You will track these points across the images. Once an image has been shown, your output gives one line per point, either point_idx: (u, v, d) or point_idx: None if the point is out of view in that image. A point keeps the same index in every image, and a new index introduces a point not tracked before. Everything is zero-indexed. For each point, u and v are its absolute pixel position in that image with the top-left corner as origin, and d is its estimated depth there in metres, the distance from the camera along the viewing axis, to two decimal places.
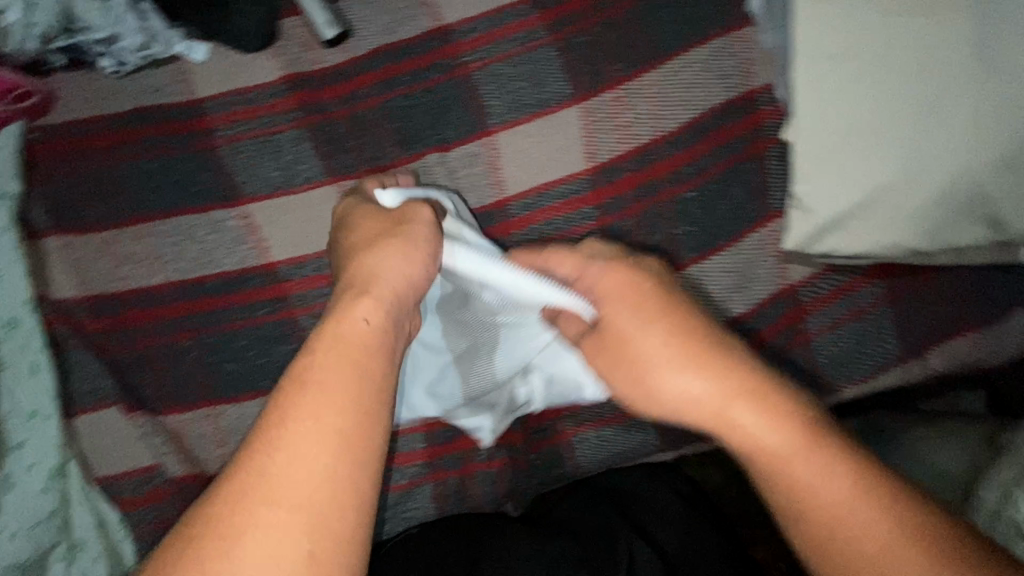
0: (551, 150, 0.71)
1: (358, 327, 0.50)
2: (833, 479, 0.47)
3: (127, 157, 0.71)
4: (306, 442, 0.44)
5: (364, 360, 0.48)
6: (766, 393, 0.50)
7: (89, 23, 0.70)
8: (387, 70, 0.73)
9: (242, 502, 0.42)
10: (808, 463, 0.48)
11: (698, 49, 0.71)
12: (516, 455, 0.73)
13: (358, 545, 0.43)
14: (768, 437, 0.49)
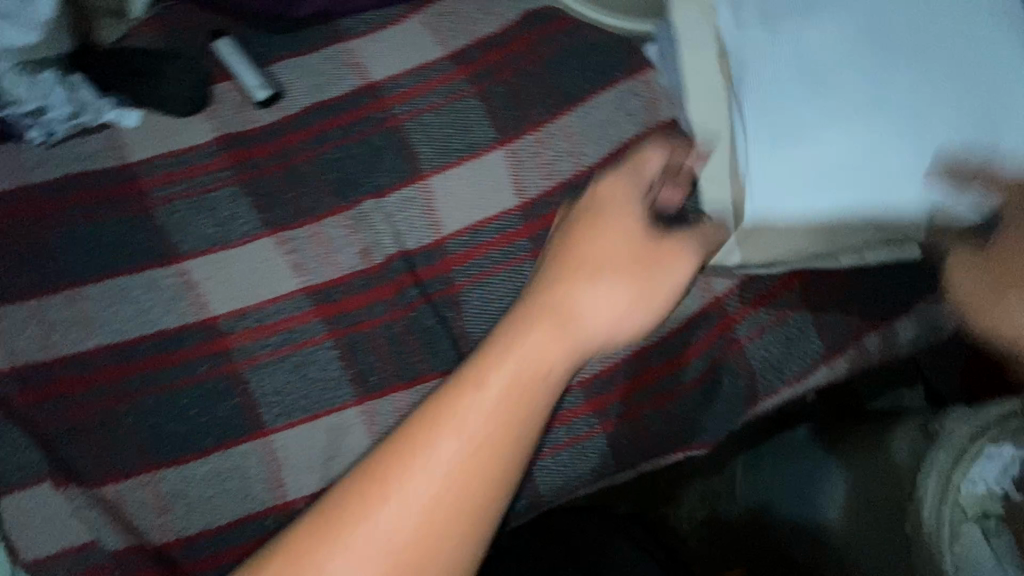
0: (483, 190, 0.76)
1: (519, 356, 0.54)
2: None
3: (59, 224, 0.71)
4: (480, 427, 0.51)
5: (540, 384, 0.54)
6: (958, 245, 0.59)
7: (20, 96, 0.73)
8: (320, 126, 0.77)
9: (394, 473, 0.50)
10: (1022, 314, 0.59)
11: (606, 91, 0.78)
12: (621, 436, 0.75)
13: (457, 550, 0.50)
14: None
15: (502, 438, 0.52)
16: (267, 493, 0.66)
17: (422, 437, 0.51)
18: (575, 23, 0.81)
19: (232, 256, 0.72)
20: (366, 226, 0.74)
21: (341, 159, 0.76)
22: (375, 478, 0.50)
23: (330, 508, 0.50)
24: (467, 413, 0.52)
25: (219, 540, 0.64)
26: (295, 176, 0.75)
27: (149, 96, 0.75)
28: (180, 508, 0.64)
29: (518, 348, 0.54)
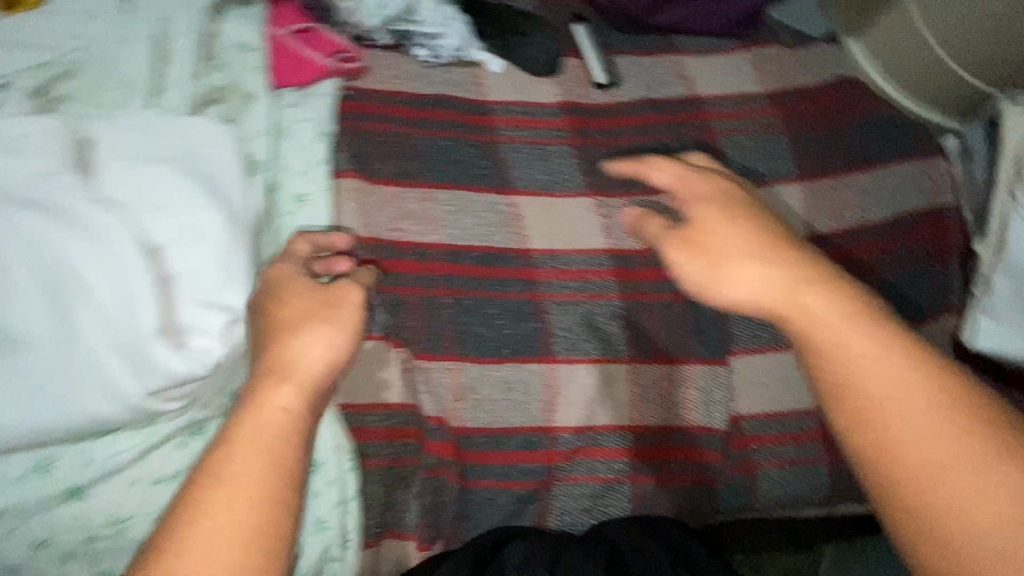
0: (779, 213, 0.83)
1: (314, 350, 0.51)
2: (936, 414, 0.47)
3: (424, 130, 0.80)
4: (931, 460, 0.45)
5: (332, 368, 0.51)
6: (851, 313, 0.52)
7: (424, 20, 0.82)
8: (645, 118, 0.87)
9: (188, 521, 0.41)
10: (920, 404, 0.47)
11: (898, 164, 0.87)
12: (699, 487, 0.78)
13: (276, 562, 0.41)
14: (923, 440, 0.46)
15: (280, 429, 0.46)
16: (541, 412, 0.74)
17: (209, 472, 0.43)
18: (881, 99, 0.90)
19: (554, 203, 0.80)
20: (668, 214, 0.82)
21: (660, 152, 0.85)
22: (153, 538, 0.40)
23: (204, 477, 0.43)
24: (269, 412, 0.47)
25: (500, 441, 0.72)
26: (616, 154, 0.84)
27: (517, 51, 0.85)
28: (470, 401, 0.72)
29: (294, 352, 0.51)
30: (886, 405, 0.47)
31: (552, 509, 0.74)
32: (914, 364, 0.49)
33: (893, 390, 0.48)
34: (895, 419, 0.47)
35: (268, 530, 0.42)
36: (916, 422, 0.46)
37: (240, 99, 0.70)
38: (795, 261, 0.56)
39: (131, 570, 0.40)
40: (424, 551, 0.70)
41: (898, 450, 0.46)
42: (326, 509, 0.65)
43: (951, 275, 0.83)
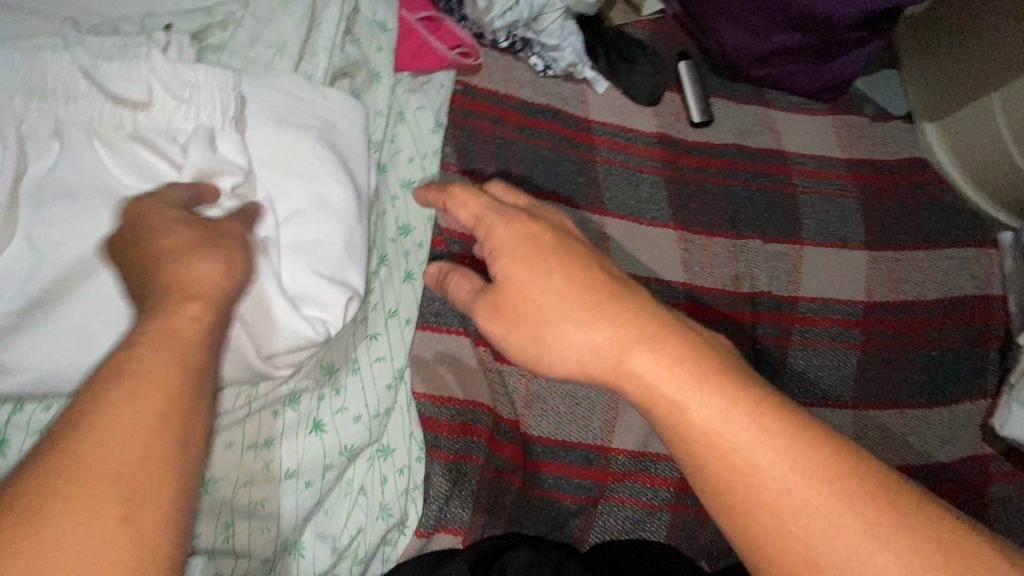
0: (843, 276, 0.87)
1: (185, 316, 0.36)
2: (865, 560, 0.34)
3: (528, 137, 0.81)
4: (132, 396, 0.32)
5: (217, 297, 0.39)
6: (740, 409, 0.37)
7: (546, 29, 0.82)
8: (733, 163, 0.90)
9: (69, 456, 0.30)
10: (783, 476, 0.35)
11: (958, 249, 0.91)
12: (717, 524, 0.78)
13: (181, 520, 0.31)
14: (785, 494, 0.35)
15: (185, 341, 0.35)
16: (600, 430, 0.74)
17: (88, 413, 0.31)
18: (948, 184, 0.95)
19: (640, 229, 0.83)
20: (744, 257, 0.85)
21: (743, 199, 0.88)
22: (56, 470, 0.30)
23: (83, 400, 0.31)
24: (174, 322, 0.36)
25: (560, 452, 0.73)
26: (702, 193, 0.87)
27: (623, 77, 0.87)
28: (538, 409, 0.73)
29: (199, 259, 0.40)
30: (841, 563, 0.34)
31: (595, 527, 0.73)
32: (839, 504, 0.35)
33: (831, 538, 0.34)
34: (843, 571, 0.34)
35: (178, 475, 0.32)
36: (774, 477, 0.35)
37: (366, 76, 0.70)
38: (636, 317, 0.40)
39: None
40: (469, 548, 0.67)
41: (751, 489, 0.35)
42: (391, 495, 0.64)
43: (987, 361, 0.88)
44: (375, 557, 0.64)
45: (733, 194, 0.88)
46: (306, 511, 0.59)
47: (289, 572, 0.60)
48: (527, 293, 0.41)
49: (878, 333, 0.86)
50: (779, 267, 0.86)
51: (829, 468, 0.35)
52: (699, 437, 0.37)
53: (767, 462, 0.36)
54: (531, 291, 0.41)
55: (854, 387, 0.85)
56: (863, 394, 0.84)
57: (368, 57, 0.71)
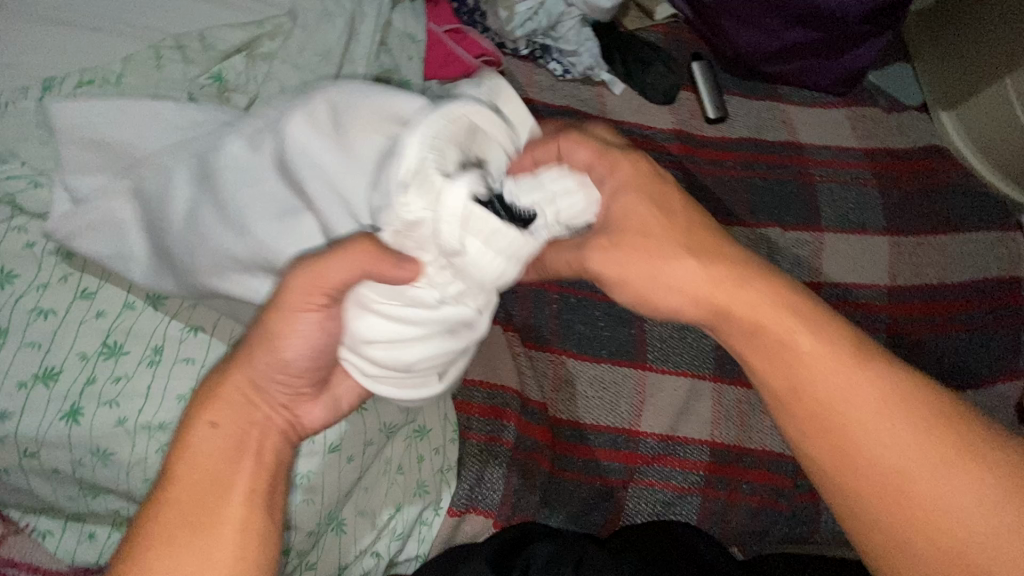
0: (865, 261, 0.88)
1: (204, 434, 0.43)
2: (958, 484, 0.41)
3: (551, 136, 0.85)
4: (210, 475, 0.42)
5: (258, 396, 0.45)
6: (844, 364, 0.44)
7: (563, 37, 0.87)
8: (750, 155, 0.92)
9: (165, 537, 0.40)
10: (885, 428, 0.43)
11: (979, 232, 0.92)
12: (749, 508, 0.78)
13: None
14: (886, 446, 0.42)
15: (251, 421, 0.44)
16: (629, 415, 0.76)
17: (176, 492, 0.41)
18: (967, 170, 0.96)
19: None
20: (764, 245, 0.87)
21: (762, 188, 0.90)
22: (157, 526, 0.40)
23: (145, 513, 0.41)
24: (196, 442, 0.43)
25: (594, 436, 0.74)
26: (720, 184, 0.90)
27: (638, 79, 0.92)
28: (566, 393, 0.75)
29: (278, 345, 0.44)
30: (930, 478, 0.41)
31: (625, 510, 0.75)
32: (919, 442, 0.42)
33: (931, 461, 0.41)
34: (940, 487, 0.41)
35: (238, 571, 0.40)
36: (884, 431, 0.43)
37: (398, 83, 0.75)
38: (729, 265, 0.47)
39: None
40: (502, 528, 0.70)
41: (834, 424, 0.44)
42: (426, 474, 0.66)
43: (1016, 343, 0.88)
44: (411, 534, 0.66)
45: (752, 185, 0.90)
46: (349, 483, 0.62)
47: (333, 547, 0.62)
48: (646, 231, 0.48)
49: (903, 317, 0.87)
50: (801, 254, 0.87)
51: (916, 404, 0.43)
52: (793, 374, 0.45)
53: (848, 387, 0.44)
54: (646, 231, 0.49)
55: None
56: None
57: (400, 65, 0.76)
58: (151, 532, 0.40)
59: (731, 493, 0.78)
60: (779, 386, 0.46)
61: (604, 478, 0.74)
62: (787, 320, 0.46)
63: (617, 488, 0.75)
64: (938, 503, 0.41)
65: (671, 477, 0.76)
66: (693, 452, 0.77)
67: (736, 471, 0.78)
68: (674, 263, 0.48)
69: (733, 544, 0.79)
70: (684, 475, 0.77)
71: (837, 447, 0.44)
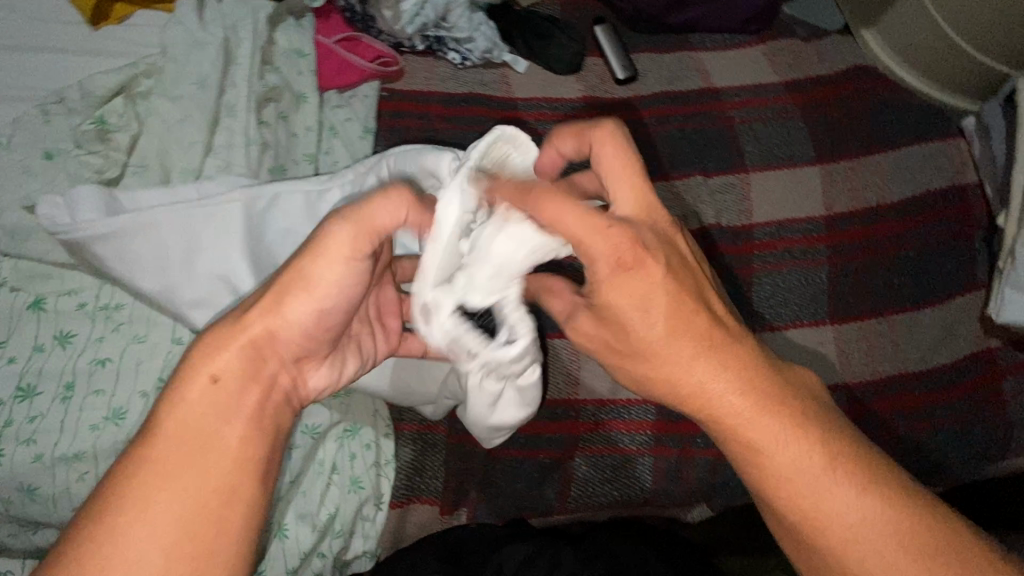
0: (797, 195, 0.86)
1: (195, 398, 0.47)
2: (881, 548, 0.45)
3: (458, 124, 0.86)
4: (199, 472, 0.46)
5: (266, 364, 0.50)
6: (815, 469, 0.47)
7: (456, 25, 0.89)
8: (665, 108, 0.91)
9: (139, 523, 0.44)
10: (857, 523, 0.46)
11: (916, 145, 0.88)
12: (705, 462, 0.78)
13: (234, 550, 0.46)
14: (871, 548, 0.45)
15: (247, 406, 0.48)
16: (566, 385, 0.76)
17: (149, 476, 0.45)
18: (897, 84, 0.92)
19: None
20: (689, 196, 0.85)
21: (681, 139, 0.89)
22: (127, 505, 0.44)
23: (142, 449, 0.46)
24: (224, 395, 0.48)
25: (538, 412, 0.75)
26: (638, 141, 0.89)
27: (541, 53, 0.92)
28: None
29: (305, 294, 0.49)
30: (854, 538, 0.46)
31: (575, 480, 0.74)
32: (894, 543, 0.45)
33: (858, 525, 0.46)
34: (855, 535, 0.46)
35: (229, 526, 0.45)
36: (861, 531, 0.46)
37: (291, 99, 0.78)
38: (709, 367, 0.48)
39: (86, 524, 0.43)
40: (447, 513, 0.70)
41: (818, 527, 0.47)
42: (360, 469, 0.67)
43: (972, 252, 0.84)
44: (355, 529, 0.68)
45: (669, 136, 0.89)
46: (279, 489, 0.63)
47: (275, 553, 0.63)
48: (644, 304, 0.47)
49: (845, 246, 0.84)
50: (730, 200, 0.85)
51: (867, 477, 0.47)
52: (770, 479, 0.48)
53: (824, 490, 0.46)
54: (623, 312, 0.48)
55: (830, 302, 0.82)
56: (840, 308, 0.82)
57: (291, 82, 0.78)
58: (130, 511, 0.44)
59: (683, 449, 0.77)
60: (737, 458, 0.49)
61: (549, 450, 0.74)
62: (761, 429, 0.48)
63: (565, 460, 0.74)
64: (848, 548, 0.46)
65: (618, 440, 0.76)
66: (636, 412, 0.77)
67: (686, 426, 0.78)
68: (655, 312, 0.48)
69: (694, 500, 0.79)
70: (631, 436, 0.76)
71: (826, 552, 0.47)
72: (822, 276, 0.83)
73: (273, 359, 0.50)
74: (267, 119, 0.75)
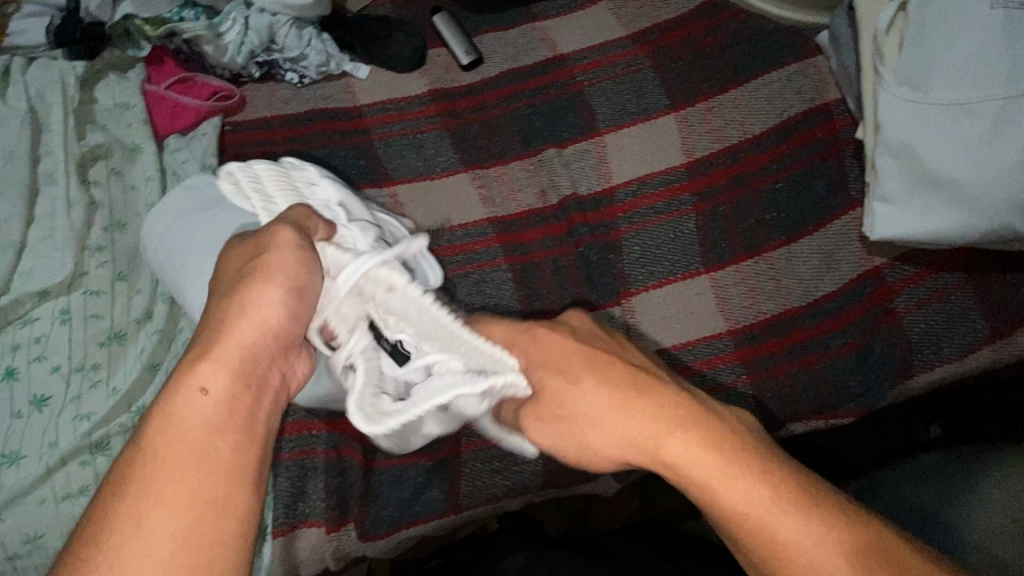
0: (655, 147, 0.83)
1: (195, 400, 0.46)
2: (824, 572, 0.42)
3: (304, 143, 0.85)
4: (181, 486, 0.43)
5: (247, 369, 0.49)
6: (746, 473, 0.45)
7: (285, 44, 0.87)
8: (513, 87, 0.89)
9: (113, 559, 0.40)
10: (806, 531, 0.43)
11: (774, 71, 0.85)
12: None
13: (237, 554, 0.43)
14: (823, 557, 0.43)
15: (209, 416, 0.46)
16: None
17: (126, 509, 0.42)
18: (747, 13, 0.89)
19: (430, 184, 0.84)
20: (543, 173, 0.84)
21: (533, 113, 0.87)
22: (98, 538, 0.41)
23: (140, 451, 0.44)
24: (185, 409, 0.46)
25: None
26: (490, 125, 0.87)
27: (380, 55, 0.90)
28: None
29: (255, 311, 0.50)
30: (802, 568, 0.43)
31: (464, 477, 0.74)
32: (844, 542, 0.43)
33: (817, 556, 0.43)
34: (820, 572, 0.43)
35: (224, 515, 0.43)
36: (808, 532, 0.43)
37: (123, 153, 0.78)
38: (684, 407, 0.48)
39: (89, 529, 0.42)
40: (335, 533, 0.70)
41: (783, 549, 0.43)
42: None
43: (842, 172, 0.80)
44: None
45: (521, 113, 0.87)
46: None
47: None
48: (566, 368, 0.53)
49: (714, 190, 0.81)
50: (588, 167, 0.84)
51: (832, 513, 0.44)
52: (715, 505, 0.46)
53: (756, 499, 0.44)
54: (563, 392, 0.52)
55: (702, 251, 0.80)
56: (714, 254, 0.80)
57: (122, 137, 0.79)
58: (110, 543, 0.41)
59: None
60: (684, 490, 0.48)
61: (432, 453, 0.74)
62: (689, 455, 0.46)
63: (451, 459, 0.74)
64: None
65: None
66: None
67: None
68: (587, 388, 0.51)
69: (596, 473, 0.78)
70: None
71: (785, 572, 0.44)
72: (692, 225, 0.80)
73: (266, 367, 0.50)
74: (98, 179, 0.75)
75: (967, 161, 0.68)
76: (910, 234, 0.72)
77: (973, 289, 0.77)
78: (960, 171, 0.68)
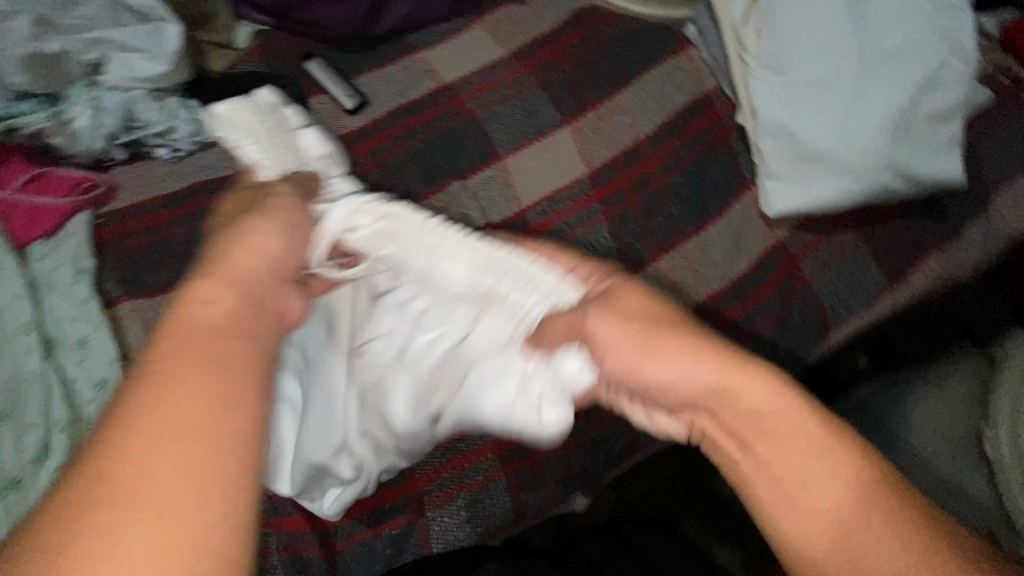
0: (556, 162, 0.84)
1: (196, 308, 0.43)
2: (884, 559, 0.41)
3: (191, 223, 0.79)
4: (168, 432, 0.36)
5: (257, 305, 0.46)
6: (787, 417, 0.47)
7: (147, 120, 0.81)
8: (404, 124, 0.87)
9: (69, 555, 0.31)
10: (827, 485, 0.44)
11: (651, 71, 0.87)
12: (556, 460, 0.76)
13: (228, 542, 0.34)
14: (824, 492, 0.44)
15: (209, 323, 0.42)
16: None
17: (98, 476, 0.34)
18: (617, 16, 0.91)
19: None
20: (454, 206, 0.82)
21: (430, 148, 0.85)
22: (83, 491, 0.33)
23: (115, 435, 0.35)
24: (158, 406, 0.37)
25: (434, 461, 0.73)
26: (389, 167, 0.84)
27: (255, 112, 0.85)
28: None
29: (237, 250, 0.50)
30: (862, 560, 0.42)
31: (434, 534, 0.72)
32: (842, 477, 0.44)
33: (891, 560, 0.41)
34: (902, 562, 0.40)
35: (206, 503, 0.34)
36: (815, 472, 0.45)
37: None
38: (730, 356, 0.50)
39: (53, 511, 0.33)
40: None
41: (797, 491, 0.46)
42: None
43: (732, 155, 0.84)
44: None
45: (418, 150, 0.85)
46: None
47: None
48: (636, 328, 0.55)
49: (620, 194, 0.83)
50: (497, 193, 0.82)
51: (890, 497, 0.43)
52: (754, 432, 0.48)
53: (789, 438, 0.46)
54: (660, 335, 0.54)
55: (621, 255, 0.81)
56: (633, 256, 0.81)
57: None
58: (82, 528, 0.32)
59: (529, 457, 0.75)
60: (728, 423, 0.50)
61: (397, 520, 0.71)
62: (768, 394, 0.48)
63: (418, 519, 0.71)
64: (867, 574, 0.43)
65: (467, 472, 0.73)
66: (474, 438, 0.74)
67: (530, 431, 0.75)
68: (704, 367, 0.51)
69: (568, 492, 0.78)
70: (475, 468, 0.73)
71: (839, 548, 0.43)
72: (606, 233, 0.81)
73: (268, 291, 0.49)
74: None
75: (848, 125, 0.73)
76: (804, 203, 0.77)
77: (868, 242, 0.83)
78: (830, 140, 0.73)
